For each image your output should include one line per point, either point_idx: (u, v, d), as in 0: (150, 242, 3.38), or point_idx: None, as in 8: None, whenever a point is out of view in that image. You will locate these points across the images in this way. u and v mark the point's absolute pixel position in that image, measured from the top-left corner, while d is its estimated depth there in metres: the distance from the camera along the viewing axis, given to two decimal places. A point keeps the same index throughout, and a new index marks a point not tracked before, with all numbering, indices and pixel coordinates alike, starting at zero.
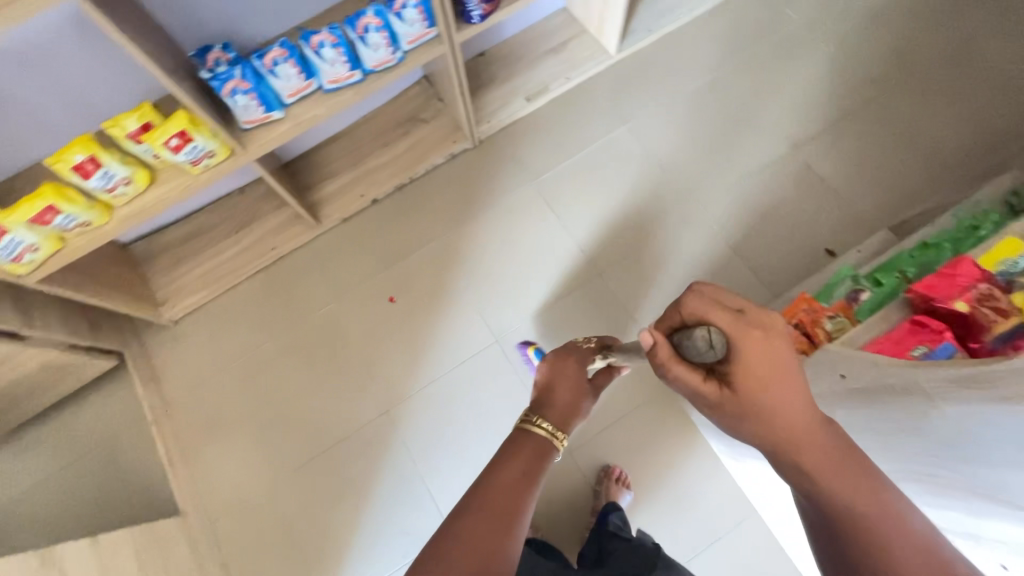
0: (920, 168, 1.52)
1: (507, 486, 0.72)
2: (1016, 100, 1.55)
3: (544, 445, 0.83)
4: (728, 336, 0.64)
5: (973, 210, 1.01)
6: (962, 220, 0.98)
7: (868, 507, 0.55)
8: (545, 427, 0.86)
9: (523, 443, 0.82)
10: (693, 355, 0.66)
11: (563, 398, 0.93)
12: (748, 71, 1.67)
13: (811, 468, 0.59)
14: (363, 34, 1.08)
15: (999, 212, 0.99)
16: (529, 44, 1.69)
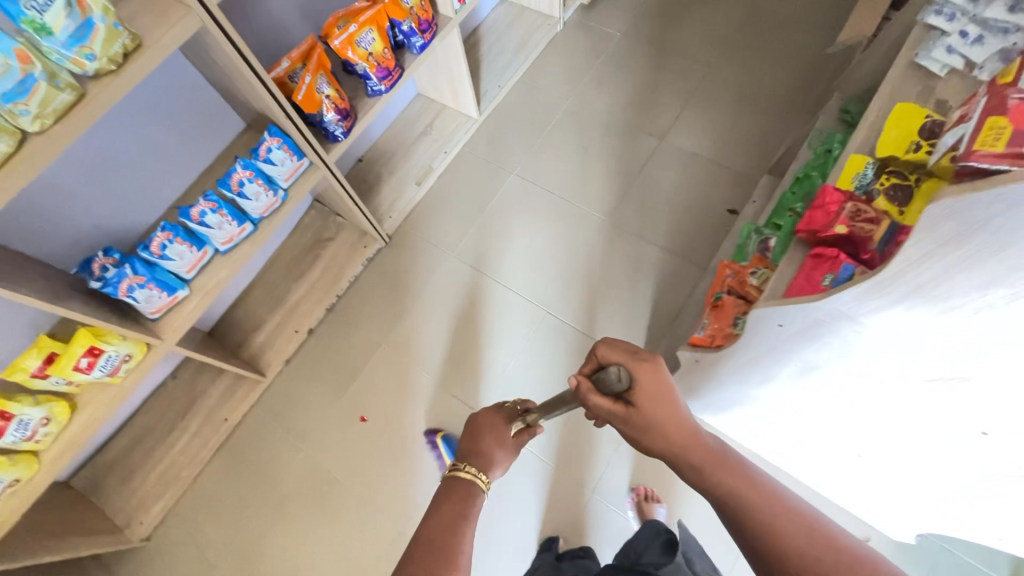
0: (768, 115, 1.71)
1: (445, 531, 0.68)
2: (812, 35, 1.80)
3: (468, 490, 0.77)
4: (635, 364, 0.67)
5: (821, 136, 1.15)
6: (817, 148, 1.11)
7: (747, 491, 0.60)
8: (471, 470, 0.81)
9: (446, 498, 0.75)
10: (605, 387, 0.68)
11: (488, 446, 0.85)
12: (596, 89, 1.84)
13: (703, 465, 0.63)
14: (239, 189, 1.11)
15: (841, 130, 1.13)
16: (400, 136, 1.78)
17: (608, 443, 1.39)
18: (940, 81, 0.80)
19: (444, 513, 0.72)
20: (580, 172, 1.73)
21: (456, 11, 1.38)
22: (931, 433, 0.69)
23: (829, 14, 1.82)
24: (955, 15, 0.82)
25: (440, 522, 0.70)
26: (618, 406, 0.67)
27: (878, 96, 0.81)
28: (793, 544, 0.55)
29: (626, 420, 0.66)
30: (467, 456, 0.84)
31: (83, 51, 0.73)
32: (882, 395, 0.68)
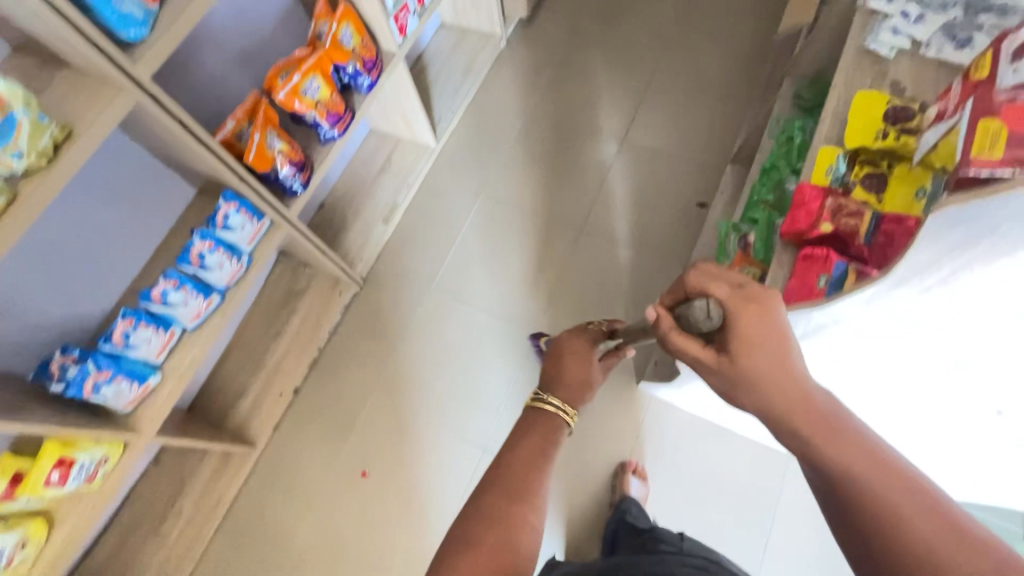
0: (719, 104, 1.74)
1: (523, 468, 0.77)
2: (748, 21, 1.84)
3: (552, 423, 0.87)
4: (733, 306, 0.63)
5: (779, 124, 1.16)
6: (778, 137, 1.12)
7: (856, 460, 0.55)
8: (554, 402, 0.89)
9: (531, 426, 0.87)
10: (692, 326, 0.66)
11: (573, 376, 0.94)
12: (550, 99, 1.84)
13: (808, 434, 0.58)
14: (201, 261, 1.05)
15: (798, 116, 1.15)
16: (359, 175, 1.74)
17: (625, 441, 1.36)
18: (890, 63, 0.81)
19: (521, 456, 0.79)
20: (547, 185, 1.71)
21: (399, 45, 1.36)
22: (969, 399, 0.74)
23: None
24: None
25: (518, 466, 0.77)
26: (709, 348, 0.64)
27: (835, 85, 0.81)
28: (925, 530, 0.52)
29: (715, 367, 0.63)
30: (552, 385, 0.94)
31: (9, 150, 0.67)
32: (918, 369, 0.71)
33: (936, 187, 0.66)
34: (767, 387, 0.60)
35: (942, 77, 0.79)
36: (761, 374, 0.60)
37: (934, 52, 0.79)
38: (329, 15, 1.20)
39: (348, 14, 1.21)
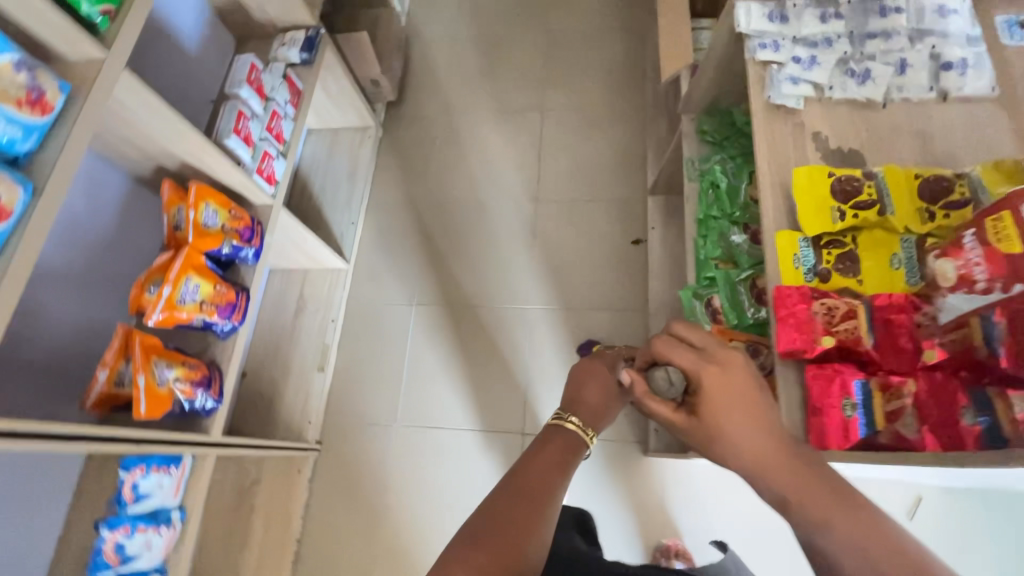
0: (616, 133, 1.70)
1: (540, 476, 0.66)
2: (612, 45, 1.84)
3: (575, 443, 0.74)
4: (695, 371, 0.61)
5: (696, 165, 1.11)
6: (700, 184, 1.08)
7: (841, 523, 0.48)
8: (576, 423, 0.76)
9: (546, 438, 0.74)
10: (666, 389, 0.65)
11: (594, 398, 0.80)
12: (450, 177, 1.73)
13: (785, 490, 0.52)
14: (120, 555, 0.86)
15: (712, 153, 1.11)
16: (275, 326, 1.53)
17: (658, 517, 1.27)
18: (803, 113, 0.76)
19: (539, 462, 0.69)
20: (479, 269, 1.60)
21: (273, 196, 1.20)
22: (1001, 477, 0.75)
23: (621, 18, 1.87)
24: (778, 44, 0.80)
25: (537, 469, 0.67)
26: (679, 412, 0.62)
27: (758, 150, 0.75)
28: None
29: (686, 429, 0.61)
30: (574, 405, 0.80)
31: None
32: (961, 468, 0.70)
33: (909, 253, 0.63)
34: (735, 448, 0.56)
35: (857, 117, 0.75)
36: (729, 435, 0.57)
37: (841, 95, 0.76)
38: (182, 199, 1.03)
39: (204, 190, 1.03)
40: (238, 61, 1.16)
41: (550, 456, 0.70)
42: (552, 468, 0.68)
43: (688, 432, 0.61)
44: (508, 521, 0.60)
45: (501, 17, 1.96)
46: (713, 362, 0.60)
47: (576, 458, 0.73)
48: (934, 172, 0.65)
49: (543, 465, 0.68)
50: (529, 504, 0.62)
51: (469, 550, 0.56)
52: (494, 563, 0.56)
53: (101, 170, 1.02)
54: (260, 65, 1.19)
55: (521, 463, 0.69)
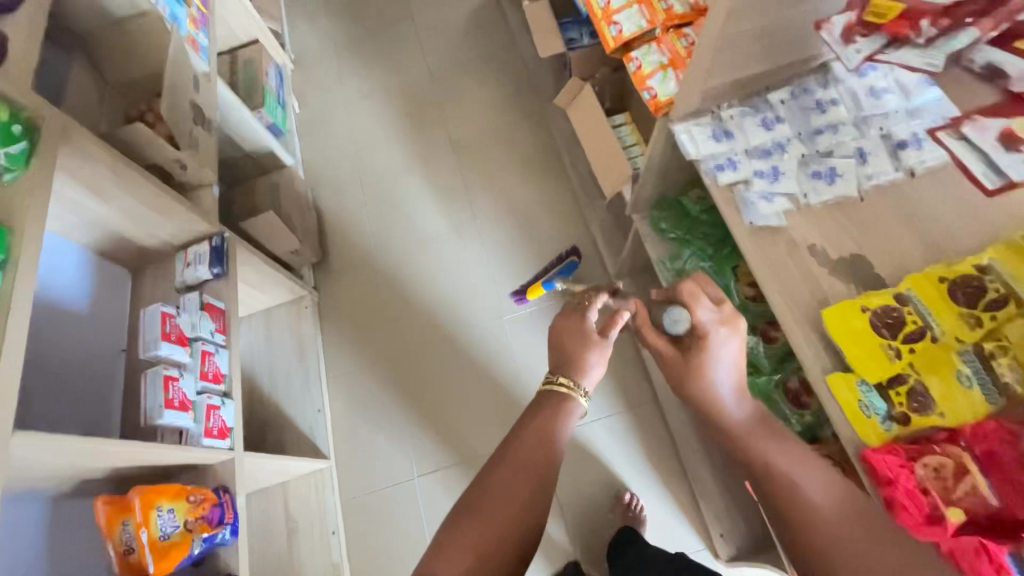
0: (559, 224, 1.67)
1: (534, 445, 0.83)
2: (522, 140, 1.83)
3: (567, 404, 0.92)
4: (707, 327, 0.79)
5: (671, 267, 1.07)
6: None
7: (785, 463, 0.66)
8: (565, 382, 0.94)
9: (539, 404, 0.93)
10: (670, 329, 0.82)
11: (577, 352, 0.97)
12: (406, 320, 1.62)
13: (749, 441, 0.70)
14: None
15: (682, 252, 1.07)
16: (274, 562, 1.34)
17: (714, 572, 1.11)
18: (789, 228, 0.72)
19: (531, 427, 0.87)
20: (472, 411, 1.48)
21: (231, 447, 1.02)
22: None
23: (520, 109, 1.88)
24: (733, 160, 0.77)
25: (531, 434, 0.85)
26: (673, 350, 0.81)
27: (761, 281, 0.71)
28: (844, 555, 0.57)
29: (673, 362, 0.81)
30: (561, 365, 0.96)
31: None
32: None
33: (976, 367, 0.58)
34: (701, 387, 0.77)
35: (841, 219, 0.71)
36: (707, 381, 0.77)
37: (820, 201, 0.72)
38: (123, 511, 0.83)
39: (151, 492, 0.85)
40: (146, 315, 1.00)
41: (539, 423, 0.87)
42: (542, 443, 0.84)
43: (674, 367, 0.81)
44: (506, 492, 0.76)
45: (402, 142, 1.93)
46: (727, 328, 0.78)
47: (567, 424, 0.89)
48: (959, 270, 0.62)
49: (532, 444, 0.84)
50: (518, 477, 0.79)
51: (467, 519, 0.74)
52: (486, 532, 0.72)
53: (18, 509, 0.84)
54: (173, 308, 1.04)
55: (517, 436, 0.85)
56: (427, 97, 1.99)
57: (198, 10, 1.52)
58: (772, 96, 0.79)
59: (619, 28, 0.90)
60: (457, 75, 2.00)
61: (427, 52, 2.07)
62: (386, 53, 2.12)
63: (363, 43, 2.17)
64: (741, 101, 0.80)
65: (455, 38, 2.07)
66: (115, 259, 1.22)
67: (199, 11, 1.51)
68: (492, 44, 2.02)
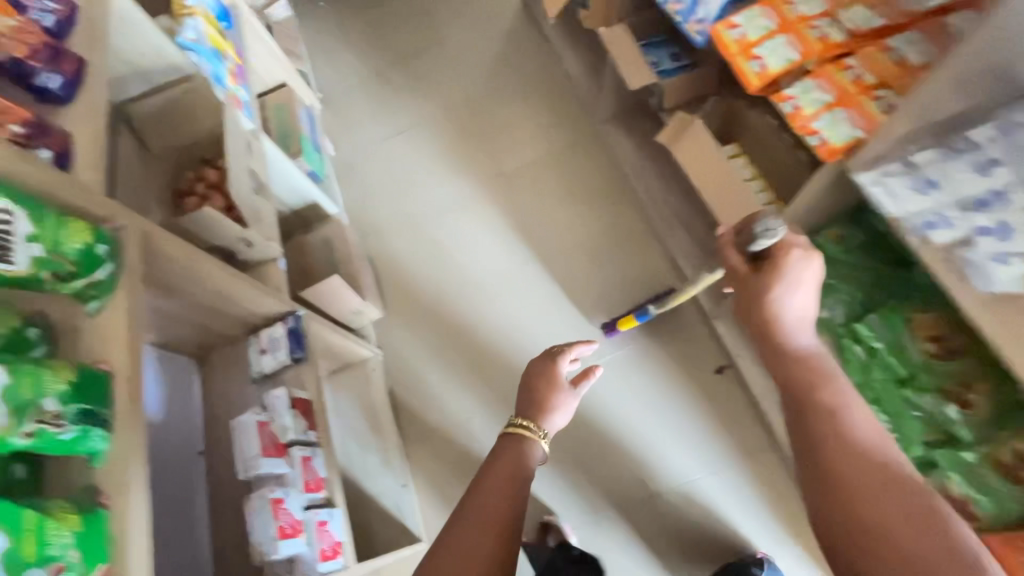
0: (634, 257, 1.57)
1: (496, 486, 0.88)
2: (579, 166, 1.72)
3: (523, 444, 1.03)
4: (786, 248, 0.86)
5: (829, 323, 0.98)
6: (846, 349, 0.95)
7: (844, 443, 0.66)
8: (529, 427, 1.09)
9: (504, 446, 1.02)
10: (749, 246, 0.91)
11: (546, 396, 1.16)
12: (483, 375, 1.53)
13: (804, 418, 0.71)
14: None
15: (840, 306, 0.98)
16: None
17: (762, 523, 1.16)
18: None
19: (501, 471, 0.92)
20: (570, 472, 1.36)
21: (345, 566, 0.91)
22: None
23: (574, 131, 1.76)
24: (946, 218, 0.76)
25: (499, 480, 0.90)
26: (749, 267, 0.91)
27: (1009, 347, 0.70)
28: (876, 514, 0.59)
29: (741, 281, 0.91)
30: (525, 410, 1.13)
31: None
32: None
33: None
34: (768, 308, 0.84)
35: None
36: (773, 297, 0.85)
37: None
38: None
39: None
40: (238, 429, 0.90)
41: (505, 469, 0.93)
42: (505, 488, 0.88)
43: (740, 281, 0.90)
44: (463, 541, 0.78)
45: (452, 178, 1.82)
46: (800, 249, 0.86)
47: (528, 462, 1.00)
48: None
49: (501, 475, 0.92)
50: (489, 516, 0.83)
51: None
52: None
53: None
54: (265, 415, 0.93)
55: (484, 480, 0.90)
56: (470, 126, 1.88)
57: (234, 62, 1.41)
58: (975, 133, 0.78)
59: (762, 61, 0.84)
60: (500, 99, 1.88)
61: (466, 78, 1.96)
62: (420, 82, 2.00)
63: (394, 73, 2.05)
64: (937, 141, 0.80)
65: (493, 62, 1.96)
66: (182, 349, 1.11)
67: (235, 63, 1.40)
68: (534, 65, 1.91)
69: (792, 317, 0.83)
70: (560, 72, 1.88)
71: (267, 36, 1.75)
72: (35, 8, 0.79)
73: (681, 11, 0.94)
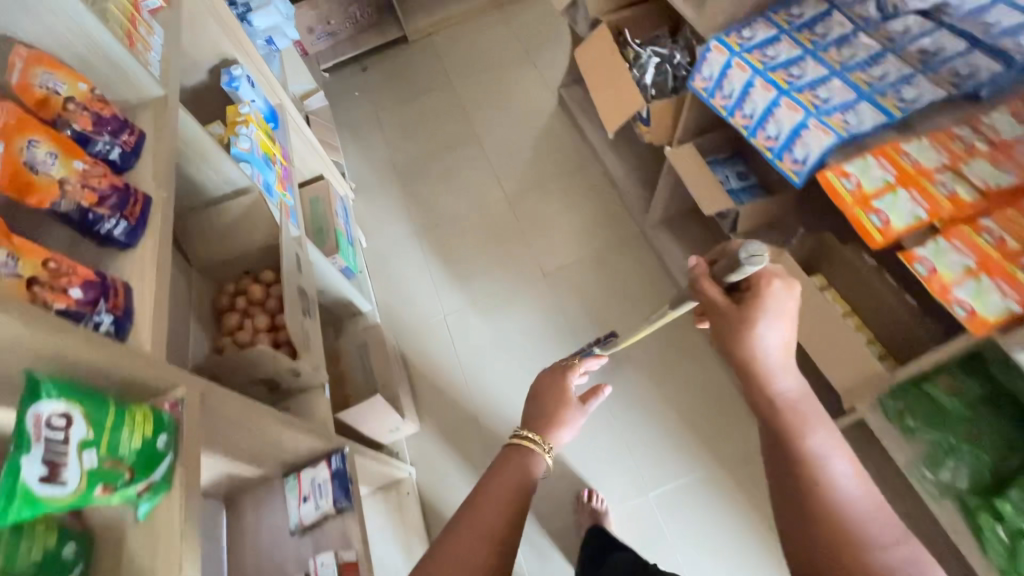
0: (688, 368, 1.50)
1: (494, 499, 0.83)
2: (624, 269, 1.69)
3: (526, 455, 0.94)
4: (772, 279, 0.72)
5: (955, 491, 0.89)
6: (983, 525, 0.85)
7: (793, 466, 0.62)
8: (532, 438, 0.98)
9: (507, 457, 0.93)
10: (727, 276, 0.73)
11: (552, 408, 1.03)
12: (534, 498, 1.44)
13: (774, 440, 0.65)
14: None
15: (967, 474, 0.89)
16: None
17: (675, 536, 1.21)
18: None
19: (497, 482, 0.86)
20: None
21: None
22: None
23: (617, 234, 1.75)
24: None
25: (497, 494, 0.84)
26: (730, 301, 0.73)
27: None
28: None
29: (722, 313, 0.74)
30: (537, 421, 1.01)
31: None
32: None
33: None
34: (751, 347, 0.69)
35: None
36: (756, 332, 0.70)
37: None
38: None
39: None
40: None
41: (502, 484, 0.87)
42: (508, 499, 0.84)
43: (721, 315, 0.73)
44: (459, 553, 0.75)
45: (492, 276, 1.78)
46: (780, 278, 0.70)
47: (530, 478, 0.90)
48: None
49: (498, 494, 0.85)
50: (482, 528, 0.78)
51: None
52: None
53: None
54: None
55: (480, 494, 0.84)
56: (510, 223, 1.87)
57: (282, 166, 1.37)
58: None
59: (882, 216, 0.76)
60: (539, 198, 1.90)
61: (504, 176, 1.98)
62: (458, 177, 2.02)
63: (431, 167, 2.07)
64: None
65: (531, 160, 1.99)
66: (211, 492, 0.97)
67: (283, 167, 1.36)
68: (573, 166, 1.93)
69: (772, 356, 0.70)
70: (598, 174, 1.89)
71: (310, 135, 1.75)
72: (105, 142, 0.74)
73: (774, 146, 0.90)
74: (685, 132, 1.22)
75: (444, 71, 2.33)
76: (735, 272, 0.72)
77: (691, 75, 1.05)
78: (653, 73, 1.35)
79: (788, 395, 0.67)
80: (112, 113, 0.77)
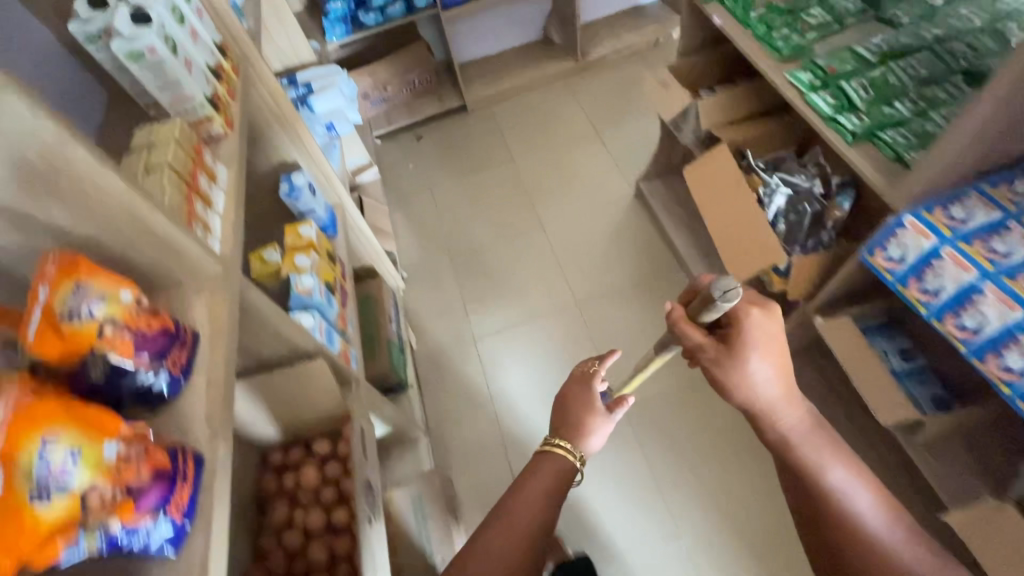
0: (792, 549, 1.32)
1: (533, 491, 0.93)
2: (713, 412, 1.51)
3: (556, 458, 0.99)
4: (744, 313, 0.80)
5: None
6: None
7: (815, 484, 0.81)
8: (563, 444, 1.01)
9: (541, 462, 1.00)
10: (705, 313, 0.78)
11: (579, 417, 1.04)
12: None
13: (786, 452, 0.83)
14: None
15: None
16: None
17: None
18: None
19: (539, 479, 0.95)
20: None
21: None
22: None
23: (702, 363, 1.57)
24: None
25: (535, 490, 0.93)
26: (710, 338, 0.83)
27: None
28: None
29: (709, 356, 0.83)
30: (560, 429, 1.04)
31: None
32: None
33: None
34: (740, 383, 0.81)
35: None
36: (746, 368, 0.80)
37: None
38: None
39: None
40: None
41: (541, 482, 0.95)
42: (554, 495, 0.94)
43: (709, 357, 0.83)
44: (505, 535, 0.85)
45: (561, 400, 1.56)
46: (756, 310, 0.81)
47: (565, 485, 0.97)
48: None
49: (534, 489, 0.94)
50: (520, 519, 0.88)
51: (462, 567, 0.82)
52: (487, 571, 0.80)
53: None
54: None
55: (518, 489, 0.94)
56: (581, 335, 1.66)
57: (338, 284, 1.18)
58: None
59: None
60: (615, 306, 1.69)
61: (573, 274, 1.77)
62: (521, 272, 1.81)
63: (491, 257, 1.86)
64: None
65: (605, 258, 1.78)
66: None
67: (339, 288, 1.16)
68: (654, 272, 1.73)
69: (765, 383, 0.81)
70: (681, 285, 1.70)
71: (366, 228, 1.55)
72: (148, 371, 0.55)
73: (1016, 382, 0.71)
74: (832, 291, 1.02)
75: (506, 145, 2.16)
76: (711, 309, 0.77)
77: (867, 247, 0.85)
78: (782, 207, 1.16)
79: (790, 425, 0.82)
80: (160, 323, 0.58)
